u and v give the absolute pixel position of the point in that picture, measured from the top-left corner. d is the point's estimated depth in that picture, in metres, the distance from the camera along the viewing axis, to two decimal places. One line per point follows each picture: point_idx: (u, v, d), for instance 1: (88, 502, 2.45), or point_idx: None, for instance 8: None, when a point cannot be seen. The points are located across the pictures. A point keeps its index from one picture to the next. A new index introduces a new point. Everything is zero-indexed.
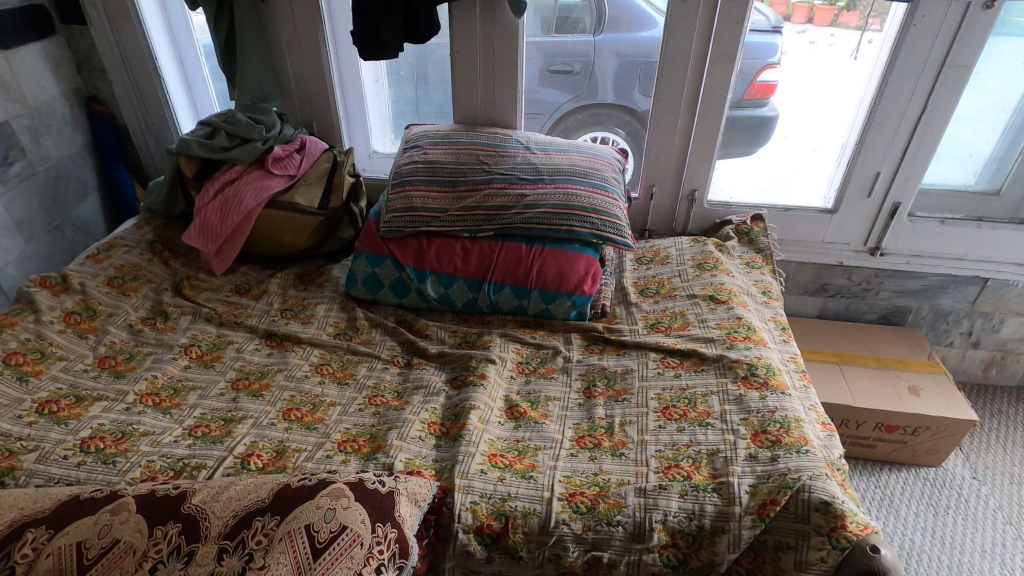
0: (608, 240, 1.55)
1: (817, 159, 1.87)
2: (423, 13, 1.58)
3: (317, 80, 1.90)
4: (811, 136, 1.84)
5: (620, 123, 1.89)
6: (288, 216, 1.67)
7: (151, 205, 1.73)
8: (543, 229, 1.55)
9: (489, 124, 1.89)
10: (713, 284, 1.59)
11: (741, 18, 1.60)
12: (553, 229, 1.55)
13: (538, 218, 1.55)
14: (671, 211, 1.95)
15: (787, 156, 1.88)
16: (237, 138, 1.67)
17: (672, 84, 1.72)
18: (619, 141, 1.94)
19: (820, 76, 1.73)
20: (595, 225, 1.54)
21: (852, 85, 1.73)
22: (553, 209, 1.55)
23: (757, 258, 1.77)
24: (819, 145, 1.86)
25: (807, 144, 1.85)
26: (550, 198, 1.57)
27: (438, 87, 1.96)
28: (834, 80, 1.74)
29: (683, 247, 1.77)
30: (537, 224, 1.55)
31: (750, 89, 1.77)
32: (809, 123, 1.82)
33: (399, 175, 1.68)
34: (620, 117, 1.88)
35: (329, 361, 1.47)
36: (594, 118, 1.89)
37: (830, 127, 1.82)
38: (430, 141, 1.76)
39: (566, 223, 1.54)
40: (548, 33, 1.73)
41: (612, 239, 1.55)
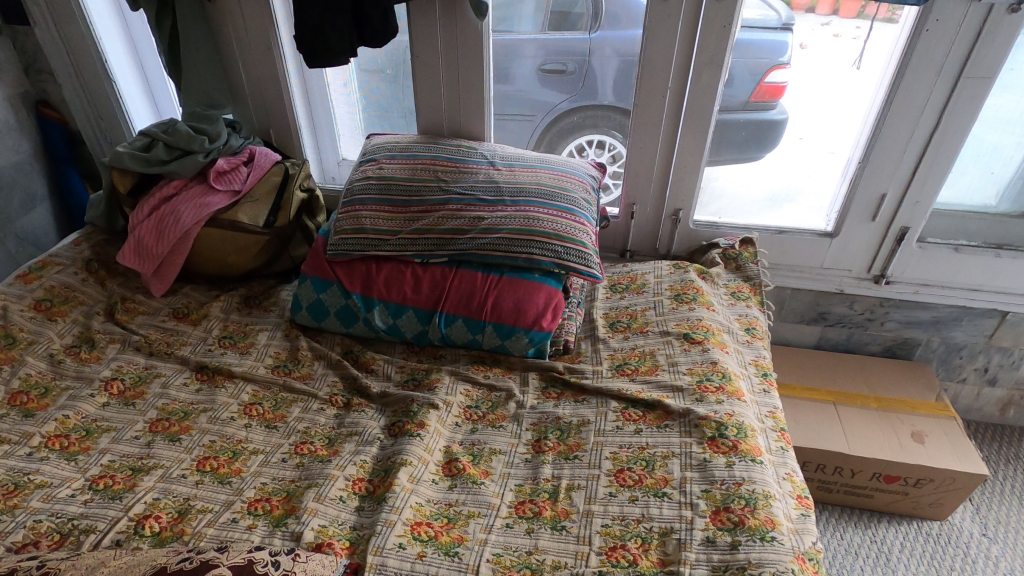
0: (570, 270, 1.39)
1: (835, 163, 1.66)
2: (375, 15, 1.43)
3: (272, 85, 1.77)
4: (825, 137, 1.63)
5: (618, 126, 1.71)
6: (230, 235, 1.55)
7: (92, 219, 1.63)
8: (499, 257, 1.40)
9: (456, 135, 1.75)
10: (690, 320, 1.43)
11: (729, 21, 1.42)
12: (509, 257, 1.40)
13: (493, 244, 1.40)
14: (654, 231, 1.77)
15: (785, 169, 1.69)
16: (176, 150, 1.55)
17: (651, 93, 1.55)
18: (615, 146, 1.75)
19: (825, 77, 1.53)
20: (556, 254, 1.39)
21: (859, 93, 1.53)
22: (510, 235, 1.40)
23: (745, 287, 1.60)
24: (837, 147, 1.64)
25: (823, 145, 1.64)
26: (509, 222, 1.42)
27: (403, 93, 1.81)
28: (836, 87, 1.54)
29: (663, 274, 1.60)
30: (492, 252, 1.40)
31: (756, 90, 1.58)
32: (820, 127, 1.61)
33: (350, 193, 1.55)
34: (616, 120, 1.70)
35: (261, 400, 1.34)
36: (589, 120, 1.72)
37: (844, 133, 1.61)
38: (387, 155, 1.62)
39: (525, 251, 1.39)
40: (545, 30, 1.56)
41: (575, 270, 1.39)
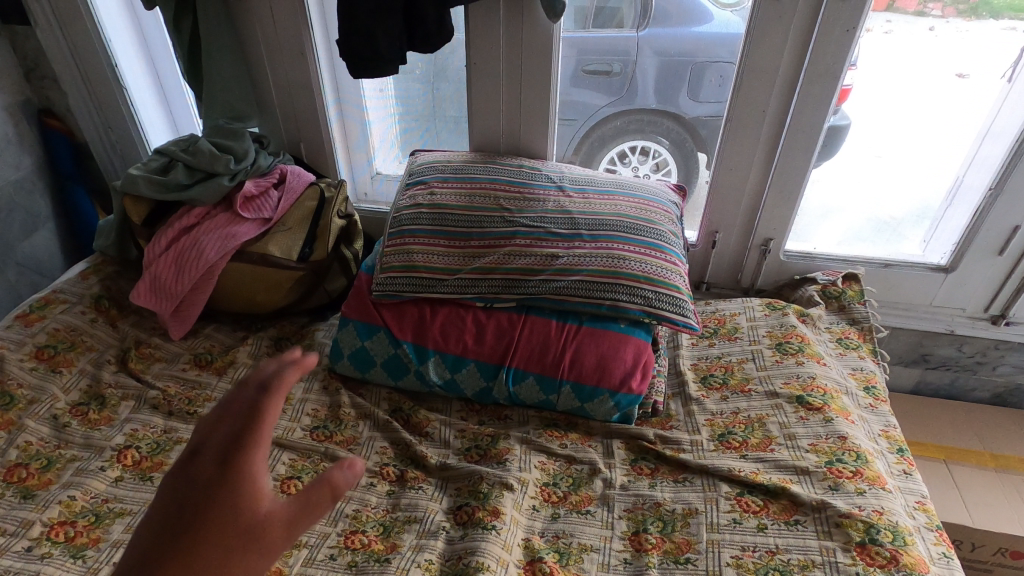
0: (660, 317, 1.17)
1: (890, 174, 1.45)
2: (431, 15, 1.21)
3: (303, 95, 1.56)
4: (881, 145, 1.42)
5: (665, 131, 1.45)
6: (260, 271, 1.35)
7: (102, 247, 1.43)
8: (578, 303, 1.19)
9: (513, 152, 1.53)
10: (801, 378, 1.21)
11: (852, 25, 1.19)
12: (588, 303, 1.19)
13: (570, 288, 1.19)
14: (737, 262, 1.56)
15: (865, 182, 1.47)
16: (198, 172, 1.35)
17: (748, 108, 1.34)
18: (660, 153, 1.50)
19: (897, 72, 1.30)
20: (644, 301, 1.17)
21: (964, 100, 1.31)
22: (590, 278, 1.19)
23: (852, 332, 1.38)
24: (883, 150, 1.43)
25: (878, 154, 1.43)
26: (588, 262, 1.21)
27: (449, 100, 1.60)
28: (909, 86, 1.32)
29: (756, 316, 1.39)
30: (569, 298, 1.19)
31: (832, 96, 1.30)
32: (873, 130, 1.39)
33: (397, 222, 1.34)
34: (663, 124, 1.45)
35: (300, 473, 1.14)
36: (633, 126, 1.46)
37: (905, 139, 1.39)
38: (438, 178, 1.40)
39: (610, 297, 1.18)
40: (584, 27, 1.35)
41: (667, 319, 1.18)
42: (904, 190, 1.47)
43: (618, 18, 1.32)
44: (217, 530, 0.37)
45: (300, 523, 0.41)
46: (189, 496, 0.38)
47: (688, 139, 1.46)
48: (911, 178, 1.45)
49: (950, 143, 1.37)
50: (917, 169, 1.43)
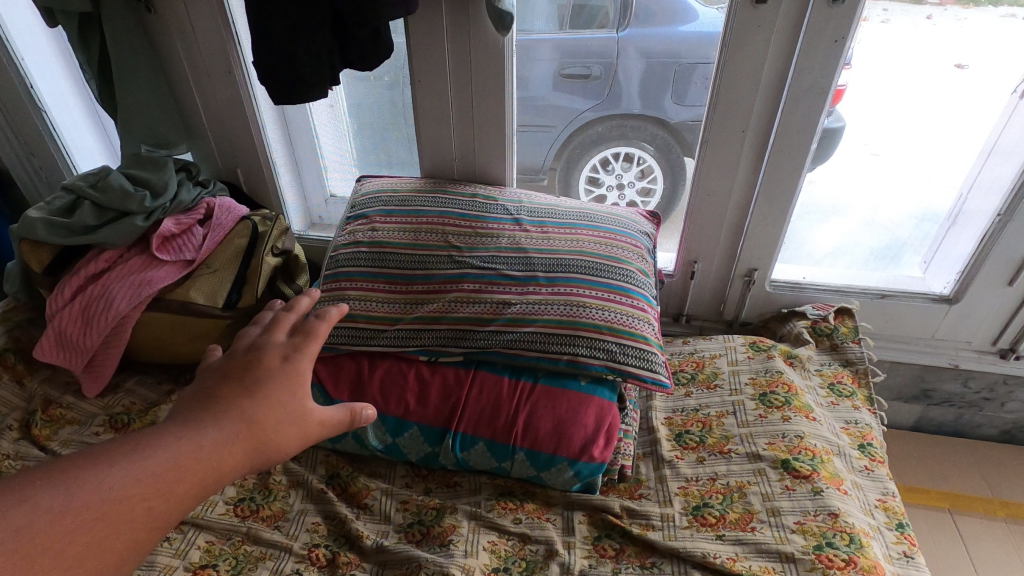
0: (626, 373, 1.03)
1: (889, 192, 1.31)
2: (361, 31, 1.05)
3: (236, 117, 1.41)
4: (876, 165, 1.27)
5: (646, 125, 1.34)
6: (180, 321, 1.20)
7: (14, 294, 1.30)
8: (532, 358, 1.05)
9: (469, 178, 1.39)
10: (787, 437, 1.07)
11: (841, 34, 1.04)
12: (544, 358, 1.04)
13: (522, 341, 1.04)
14: (720, 293, 1.42)
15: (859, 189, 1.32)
16: (109, 211, 1.20)
17: (725, 128, 1.19)
18: (645, 159, 1.43)
19: (896, 69, 1.13)
20: (606, 355, 1.03)
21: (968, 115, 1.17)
22: (546, 330, 1.04)
23: (845, 376, 1.24)
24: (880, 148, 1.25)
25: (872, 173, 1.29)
26: (543, 311, 1.06)
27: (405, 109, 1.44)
28: (911, 81, 1.15)
29: (739, 359, 1.25)
30: (521, 353, 1.04)
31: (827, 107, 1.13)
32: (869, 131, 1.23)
33: (335, 262, 1.19)
34: (649, 130, 1.37)
35: (216, 560, 0.99)
36: (615, 131, 1.40)
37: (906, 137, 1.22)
38: (381, 212, 1.25)
39: (568, 352, 1.03)
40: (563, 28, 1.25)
41: (634, 375, 1.03)
42: (904, 195, 1.32)
43: (601, 17, 1.24)
44: (279, 404, 0.48)
45: (324, 433, 0.51)
46: (261, 375, 0.49)
47: (668, 133, 1.34)
48: (910, 181, 1.29)
49: (957, 149, 1.22)
50: (917, 173, 1.28)
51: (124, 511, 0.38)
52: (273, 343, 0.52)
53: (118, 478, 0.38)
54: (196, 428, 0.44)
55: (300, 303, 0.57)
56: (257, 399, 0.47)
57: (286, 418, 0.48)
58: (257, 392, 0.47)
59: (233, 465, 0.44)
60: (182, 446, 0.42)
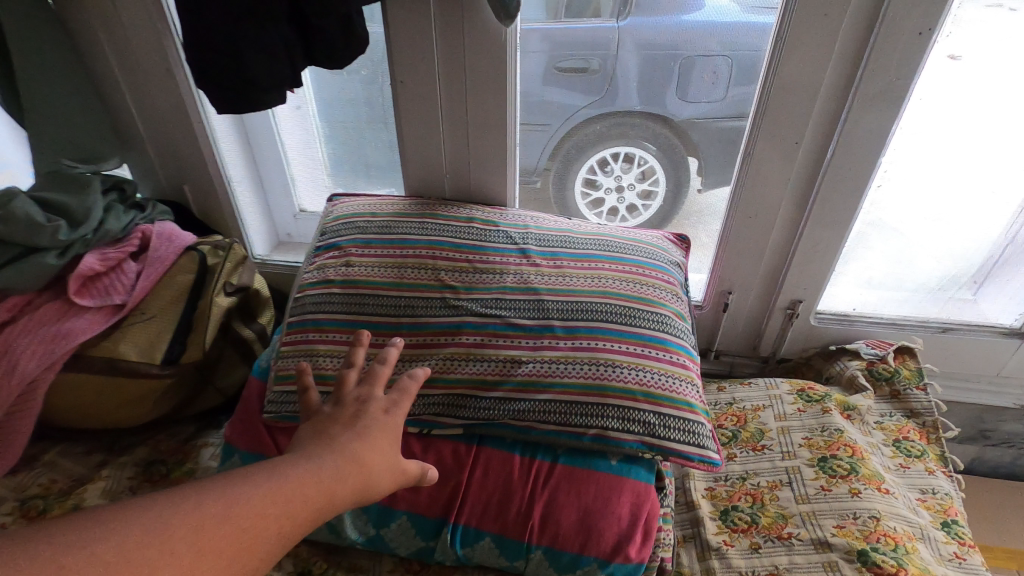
0: (667, 451, 0.82)
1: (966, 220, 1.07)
2: (323, 19, 0.83)
3: (180, 124, 1.18)
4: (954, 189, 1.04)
5: (651, 137, 1.08)
6: (108, 382, 0.97)
7: None
8: (549, 432, 0.84)
9: (464, 196, 1.18)
10: (859, 519, 0.88)
11: (928, 24, 0.83)
12: (564, 432, 0.83)
13: (536, 412, 0.83)
14: (756, 325, 1.23)
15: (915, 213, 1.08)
16: (11, 246, 0.94)
17: (775, 139, 0.98)
18: (645, 159, 1.11)
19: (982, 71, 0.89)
20: (642, 430, 0.82)
21: None
22: (566, 397, 0.83)
23: (912, 430, 1.05)
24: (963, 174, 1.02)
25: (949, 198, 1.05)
26: (561, 372, 0.85)
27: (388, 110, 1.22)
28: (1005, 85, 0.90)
29: (787, 414, 1.05)
30: (536, 426, 0.84)
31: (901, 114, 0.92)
32: (926, 145, 0.99)
33: (301, 306, 0.97)
34: (648, 125, 1.07)
35: None
36: (604, 131, 1.10)
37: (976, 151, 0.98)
38: (357, 242, 1.03)
39: (596, 425, 0.82)
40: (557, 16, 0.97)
41: (677, 453, 0.82)
42: (970, 222, 1.08)
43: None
44: (381, 452, 0.56)
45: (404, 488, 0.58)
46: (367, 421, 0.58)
47: (677, 146, 1.08)
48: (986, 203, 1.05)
49: None
50: (995, 195, 1.04)
51: (259, 520, 0.45)
52: (375, 397, 0.61)
53: (254, 494, 0.46)
54: (310, 460, 0.52)
55: (389, 356, 0.66)
56: (362, 442, 0.55)
57: (386, 463, 0.56)
58: (363, 435, 0.56)
59: (342, 499, 0.52)
60: (303, 473, 0.50)
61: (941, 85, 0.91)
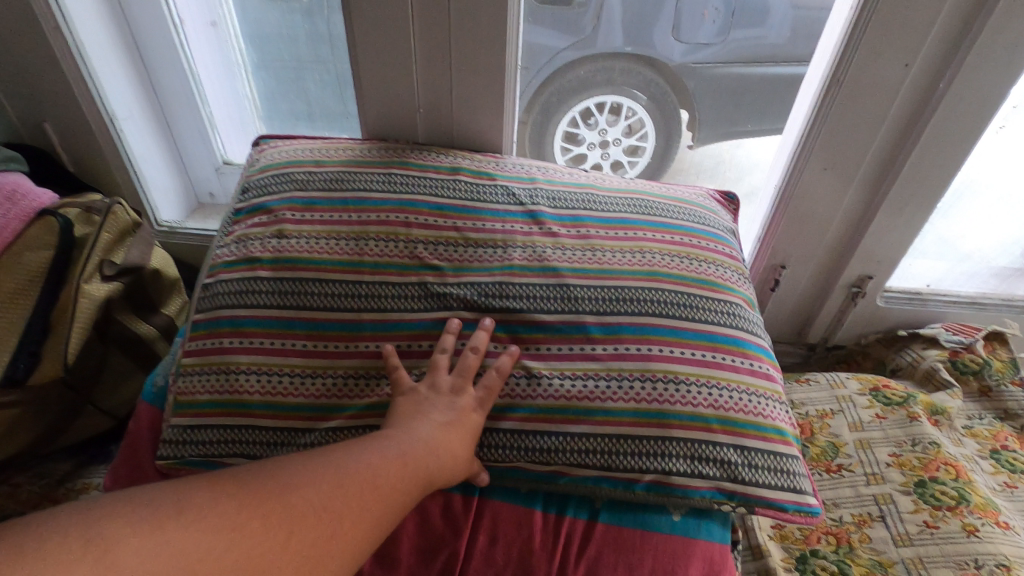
0: (754, 502, 0.57)
1: None
2: None
3: (23, 33, 0.82)
4: None
5: (644, 85, 0.95)
6: None
7: None
8: (585, 479, 0.59)
9: (444, 141, 0.88)
10: (982, 569, 0.67)
11: None
12: (605, 480, 0.59)
13: (566, 450, 0.59)
14: (808, 306, 1.00)
15: None
16: None
17: (877, 60, 0.72)
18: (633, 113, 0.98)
19: None
20: (718, 474, 0.57)
21: None
22: (609, 429, 0.58)
23: (1010, 437, 0.85)
24: None
25: None
26: (601, 394, 0.59)
27: (331, 26, 0.87)
28: None
29: (864, 422, 0.83)
30: (566, 471, 0.59)
31: None
32: None
33: (211, 298, 0.66)
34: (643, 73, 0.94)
35: None
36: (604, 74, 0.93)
37: None
38: (294, 203, 0.72)
39: (654, 469, 0.57)
40: None
41: (768, 504, 0.58)
42: None
43: None
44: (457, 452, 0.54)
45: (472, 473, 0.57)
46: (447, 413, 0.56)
47: (671, 96, 0.97)
48: None
49: None
50: None
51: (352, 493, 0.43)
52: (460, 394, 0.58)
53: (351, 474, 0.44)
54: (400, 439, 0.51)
55: (479, 341, 0.61)
56: (440, 431, 0.54)
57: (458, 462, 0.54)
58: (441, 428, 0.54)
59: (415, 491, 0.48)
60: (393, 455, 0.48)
61: None
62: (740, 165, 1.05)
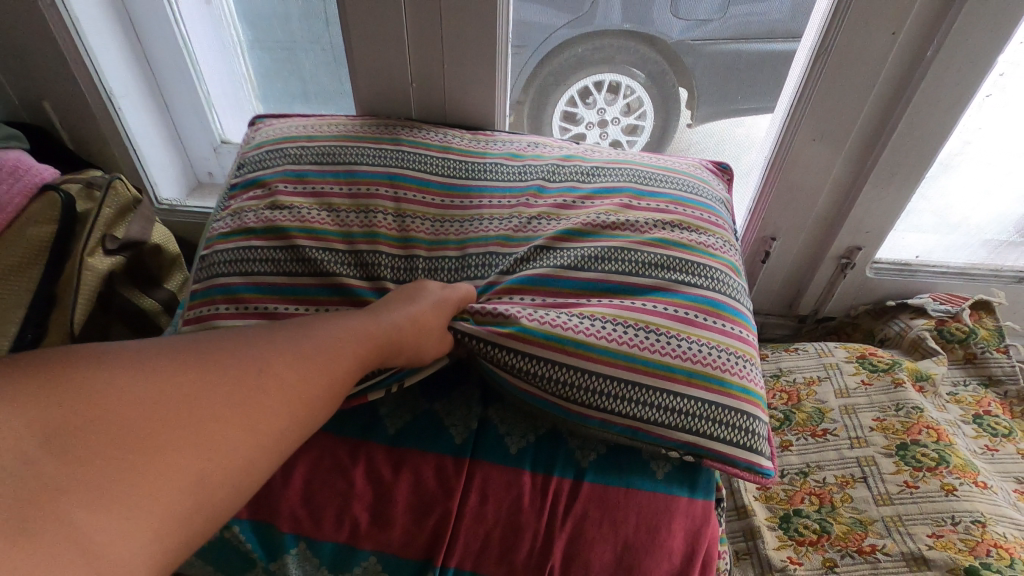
0: (714, 454, 0.58)
1: None
2: None
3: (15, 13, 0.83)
4: None
5: (640, 62, 0.89)
6: None
7: None
8: (559, 411, 0.61)
9: (437, 116, 0.89)
10: (958, 526, 0.69)
11: None
12: (575, 414, 0.60)
13: (539, 382, 0.59)
14: (797, 278, 1.02)
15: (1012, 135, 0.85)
16: None
17: (862, 28, 0.73)
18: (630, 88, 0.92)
19: None
20: (683, 424, 0.58)
21: None
22: (585, 367, 0.58)
23: (993, 402, 0.87)
24: None
25: None
26: (571, 326, 0.60)
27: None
28: None
29: (849, 389, 0.85)
30: (521, 387, 0.60)
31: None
32: None
33: (208, 269, 0.67)
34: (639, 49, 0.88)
35: None
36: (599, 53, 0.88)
37: None
38: (287, 175, 0.73)
39: (613, 404, 0.58)
40: None
41: (725, 457, 0.58)
42: None
43: None
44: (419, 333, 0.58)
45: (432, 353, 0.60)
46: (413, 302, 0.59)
47: (669, 74, 0.90)
48: None
49: None
50: None
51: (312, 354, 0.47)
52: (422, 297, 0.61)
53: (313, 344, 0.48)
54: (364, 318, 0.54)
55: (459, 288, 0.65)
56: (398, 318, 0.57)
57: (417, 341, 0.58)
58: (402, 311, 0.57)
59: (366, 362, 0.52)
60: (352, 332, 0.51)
61: None
62: (740, 142, 0.96)
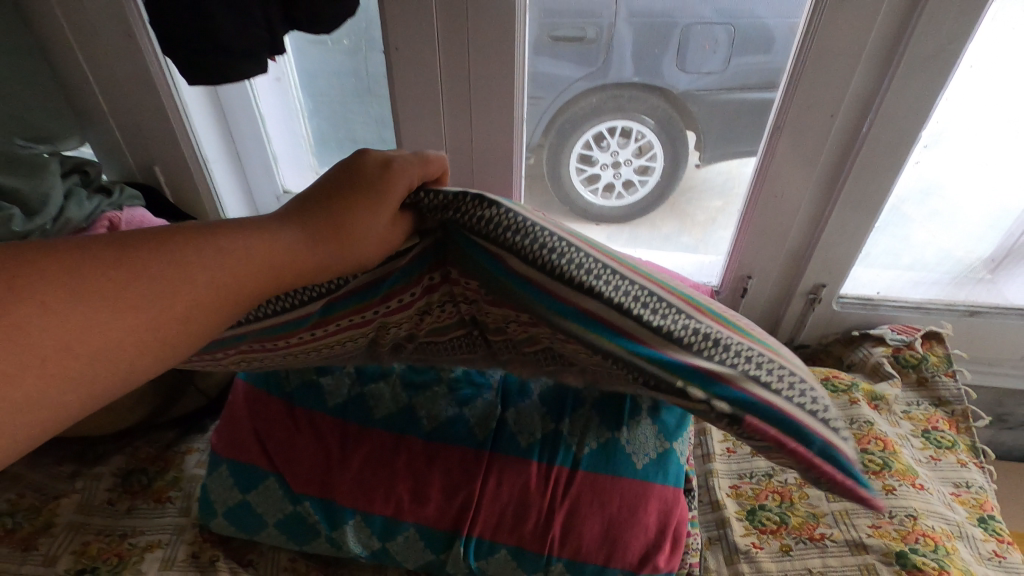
0: (762, 411, 0.49)
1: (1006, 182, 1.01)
2: None
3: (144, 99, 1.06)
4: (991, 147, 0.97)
5: (651, 111, 1.10)
6: None
7: None
8: (568, 322, 0.54)
9: (466, 175, 1.09)
10: (895, 519, 0.83)
11: None
12: (595, 324, 0.53)
13: (554, 272, 0.53)
14: (774, 310, 1.17)
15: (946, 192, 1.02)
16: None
17: (807, 115, 0.91)
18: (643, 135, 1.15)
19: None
20: (720, 356, 0.51)
21: None
22: (632, 276, 0.54)
23: (941, 419, 1.01)
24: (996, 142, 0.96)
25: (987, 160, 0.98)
26: (614, 251, 0.60)
27: (374, 82, 1.11)
28: None
29: None
30: (528, 274, 0.53)
31: (945, 85, 0.84)
32: (967, 114, 0.92)
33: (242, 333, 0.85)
34: (648, 101, 1.09)
35: None
36: (608, 106, 1.10)
37: (1005, 120, 0.93)
38: None
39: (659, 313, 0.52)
40: None
41: (762, 446, 0.52)
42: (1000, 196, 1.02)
43: None
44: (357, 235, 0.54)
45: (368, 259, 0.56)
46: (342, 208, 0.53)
47: (677, 119, 1.10)
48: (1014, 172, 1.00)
49: None
50: None
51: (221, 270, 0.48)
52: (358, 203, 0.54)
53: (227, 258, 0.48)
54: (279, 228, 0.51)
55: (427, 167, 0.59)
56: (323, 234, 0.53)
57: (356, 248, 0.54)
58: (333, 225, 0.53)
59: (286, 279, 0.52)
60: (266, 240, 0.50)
61: (982, 56, 0.84)
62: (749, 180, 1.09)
